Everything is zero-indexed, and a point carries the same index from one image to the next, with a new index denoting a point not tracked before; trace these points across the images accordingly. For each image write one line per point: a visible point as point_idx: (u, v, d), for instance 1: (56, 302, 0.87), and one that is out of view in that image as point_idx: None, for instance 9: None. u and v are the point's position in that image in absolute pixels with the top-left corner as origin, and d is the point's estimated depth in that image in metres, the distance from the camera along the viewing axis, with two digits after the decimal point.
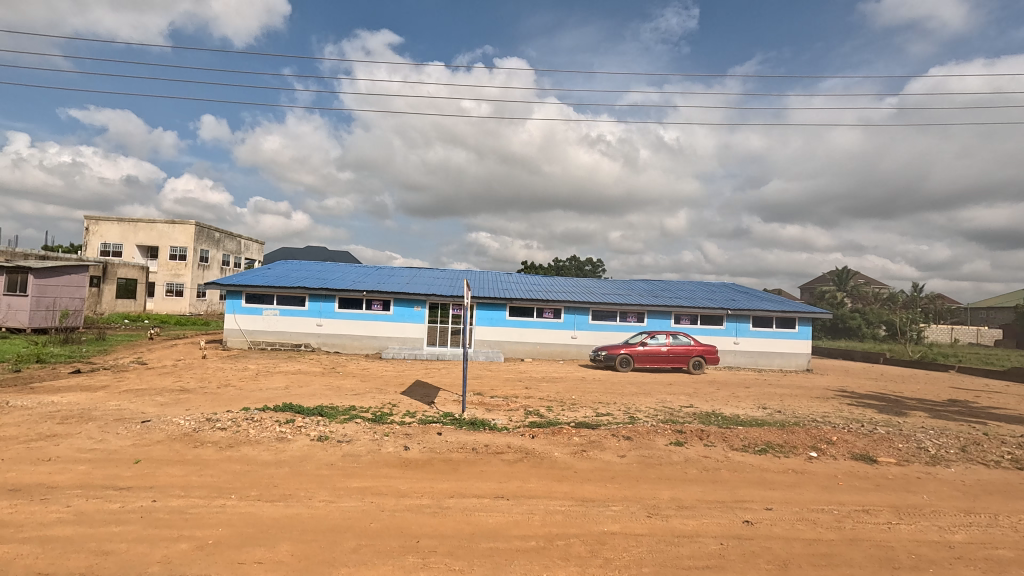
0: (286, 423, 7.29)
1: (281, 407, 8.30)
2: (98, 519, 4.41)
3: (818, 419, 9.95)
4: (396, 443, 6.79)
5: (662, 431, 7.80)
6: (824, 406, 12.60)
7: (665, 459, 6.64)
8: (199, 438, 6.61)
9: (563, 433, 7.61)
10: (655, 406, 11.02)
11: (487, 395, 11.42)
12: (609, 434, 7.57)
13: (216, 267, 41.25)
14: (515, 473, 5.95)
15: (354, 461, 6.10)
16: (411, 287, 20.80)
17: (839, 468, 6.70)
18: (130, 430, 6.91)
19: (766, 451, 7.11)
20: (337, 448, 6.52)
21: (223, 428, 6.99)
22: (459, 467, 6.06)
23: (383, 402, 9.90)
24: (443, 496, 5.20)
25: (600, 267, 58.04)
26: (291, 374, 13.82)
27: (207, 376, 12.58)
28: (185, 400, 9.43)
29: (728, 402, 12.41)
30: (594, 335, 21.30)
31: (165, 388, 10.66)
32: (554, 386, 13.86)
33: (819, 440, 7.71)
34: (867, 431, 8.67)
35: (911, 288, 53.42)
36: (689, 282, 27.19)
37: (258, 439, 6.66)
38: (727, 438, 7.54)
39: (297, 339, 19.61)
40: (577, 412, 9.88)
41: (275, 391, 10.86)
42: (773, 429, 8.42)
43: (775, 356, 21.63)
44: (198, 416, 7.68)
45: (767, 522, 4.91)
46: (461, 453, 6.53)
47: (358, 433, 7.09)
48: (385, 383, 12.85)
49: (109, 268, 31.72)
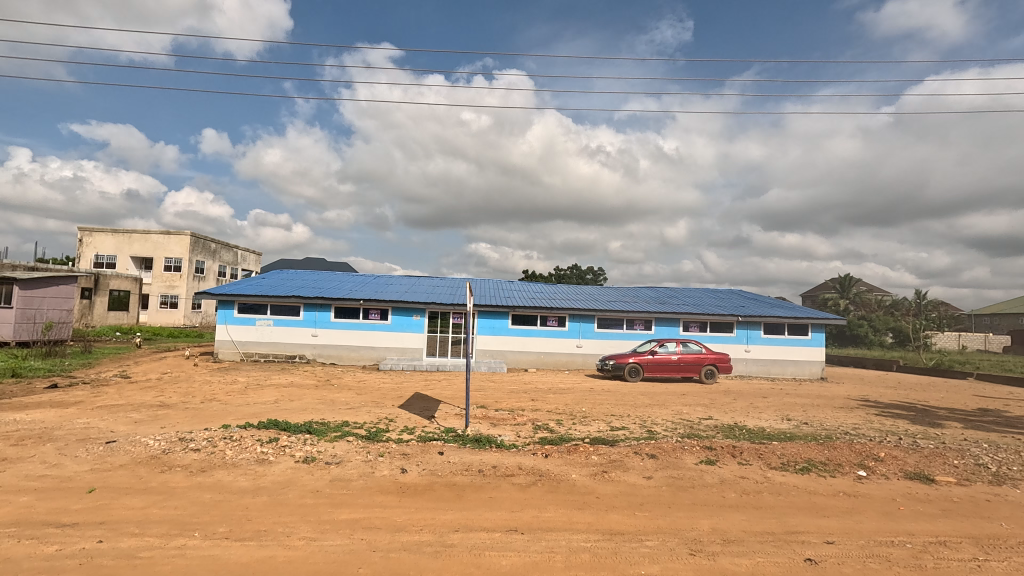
0: (269, 443, 6.49)
1: (263, 423, 7.48)
2: (27, 568, 3.62)
3: (851, 433, 9.14)
4: (392, 465, 5.99)
5: (690, 448, 6.99)
6: (852, 417, 11.77)
7: (698, 481, 5.83)
8: (168, 461, 5.82)
9: (578, 450, 6.82)
10: (673, 418, 10.22)
11: (492, 408, 10.59)
12: (631, 452, 6.75)
13: (211, 278, 40.53)
14: (529, 501, 5.15)
15: (344, 487, 5.30)
16: (410, 296, 20.08)
17: (894, 489, 5.90)
18: (91, 453, 6.10)
19: (809, 470, 6.31)
20: (325, 471, 5.72)
21: (196, 449, 6.20)
22: (464, 494, 5.25)
23: (380, 417, 9.09)
24: (446, 531, 4.41)
25: (602, 275, 57.23)
26: (283, 387, 12.96)
27: (191, 391, 11.74)
28: (163, 416, 8.64)
29: (749, 414, 11.57)
30: (600, 343, 20.50)
31: (143, 404, 9.85)
32: (563, 398, 13.04)
33: (865, 457, 6.88)
34: (911, 446, 7.86)
35: (916, 296, 52.63)
36: (696, 288, 26.42)
37: (235, 462, 5.88)
38: (763, 456, 6.73)
39: (292, 351, 18.83)
40: (590, 426, 9.08)
41: (263, 406, 10.02)
42: (810, 444, 7.60)
43: (788, 364, 20.84)
44: (171, 435, 6.91)
45: (833, 560, 4.13)
46: (466, 477, 5.73)
47: (349, 454, 6.30)
48: (382, 396, 12.10)
49: (101, 280, 31.01)
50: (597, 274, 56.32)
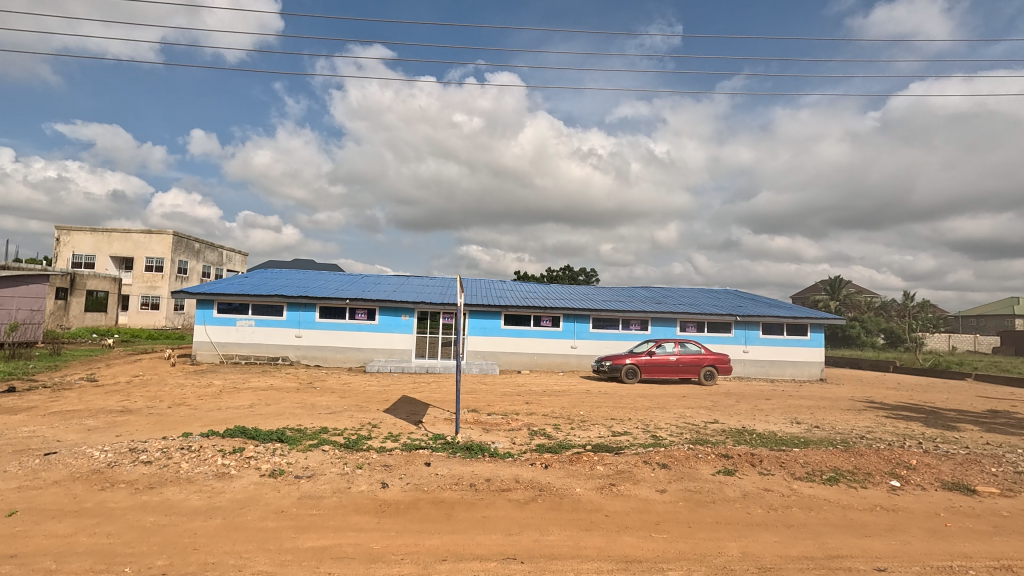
0: (232, 453, 5.74)
1: (228, 430, 6.71)
2: None
3: (867, 437, 8.58)
4: (371, 479, 5.25)
5: (704, 456, 6.34)
6: (863, 420, 11.18)
7: (718, 494, 5.17)
8: (111, 476, 5.04)
9: (581, 460, 6.12)
10: (677, 423, 9.57)
11: (483, 413, 9.85)
12: (640, 461, 6.08)
13: (195, 278, 39.38)
14: (529, 520, 4.45)
15: (314, 507, 4.57)
16: (398, 295, 19.32)
17: (935, 502, 5.27)
18: (24, 467, 5.30)
19: (837, 480, 5.69)
20: (293, 487, 4.98)
21: (147, 461, 5.43)
22: (454, 514, 4.54)
23: (362, 423, 8.33)
24: (432, 561, 3.70)
25: (594, 277, 56.63)
26: (261, 390, 12.13)
27: (160, 395, 10.91)
28: (122, 423, 7.83)
29: (755, 417, 10.98)
30: (596, 344, 19.85)
31: (103, 409, 9.02)
32: (558, 401, 12.35)
33: (895, 465, 6.27)
34: (938, 451, 7.28)
35: (906, 298, 52.68)
36: (692, 289, 25.87)
37: (190, 477, 5.12)
38: (785, 464, 6.10)
39: (274, 353, 17.99)
40: (590, 431, 8.42)
41: (236, 410, 9.23)
42: (833, 451, 6.96)
43: (788, 364, 20.35)
44: (122, 445, 6.11)
45: None
46: (456, 492, 5.02)
47: (323, 466, 5.55)
48: (367, 399, 11.35)
49: (78, 279, 29.82)
50: (589, 277, 55.72)
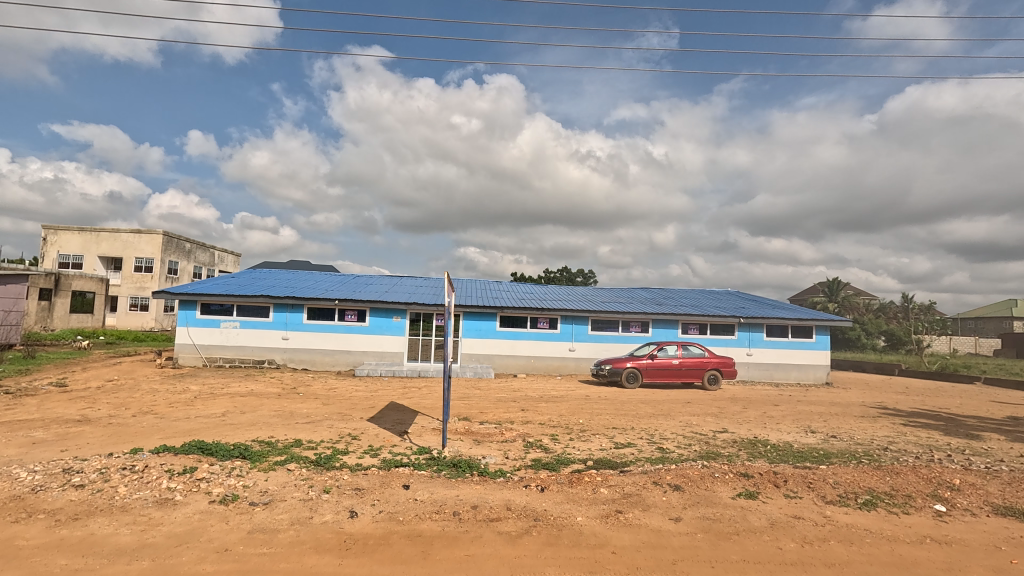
0: (181, 475, 4.99)
1: (184, 445, 5.96)
2: None
3: (892, 449, 7.85)
4: (338, 506, 4.51)
5: (722, 476, 5.61)
6: (881, 428, 10.43)
7: (742, 524, 4.45)
8: (30, 505, 4.29)
9: (583, 481, 5.38)
10: (683, 432, 8.84)
11: (475, 421, 9.12)
12: (649, 483, 5.36)
13: (185, 279, 38.56)
14: (521, 560, 3.72)
15: (265, 544, 3.83)
16: (391, 295, 18.59)
17: (993, 532, 4.54)
18: None
19: (874, 505, 4.97)
20: (246, 517, 4.24)
21: (79, 486, 4.68)
22: (432, 552, 3.81)
23: (340, 434, 7.61)
24: None
25: (591, 279, 55.98)
26: (239, 396, 11.36)
27: (126, 401, 10.16)
28: (73, 435, 7.06)
29: (766, 426, 10.24)
30: (594, 347, 19.16)
31: (59, 419, 8.25)
32: (556, 407, 11.61)
33: (936, 485, 5.56)
34: (977, 467, 6.55)
35: (905, 299, 52.15)
36: (692, 289, 25.14)
37: (126, 505, 4.38)
38: (813, 486, 5.38)
39: (259, 355, 17.23)
40: (590, 443, 7.71)
41: (206, 419, 8.50)
42: (864, 468, 6.23)
43: (793, 368, 19.66)
44: (57, 464, 5.34)
45: None
46: (437, 523, 4.29)
47: (285, 490, 4.81)
48: (351, 406, 10.62)
49: (63, 279, 28.97)
50: (586, 278, 55.05)
